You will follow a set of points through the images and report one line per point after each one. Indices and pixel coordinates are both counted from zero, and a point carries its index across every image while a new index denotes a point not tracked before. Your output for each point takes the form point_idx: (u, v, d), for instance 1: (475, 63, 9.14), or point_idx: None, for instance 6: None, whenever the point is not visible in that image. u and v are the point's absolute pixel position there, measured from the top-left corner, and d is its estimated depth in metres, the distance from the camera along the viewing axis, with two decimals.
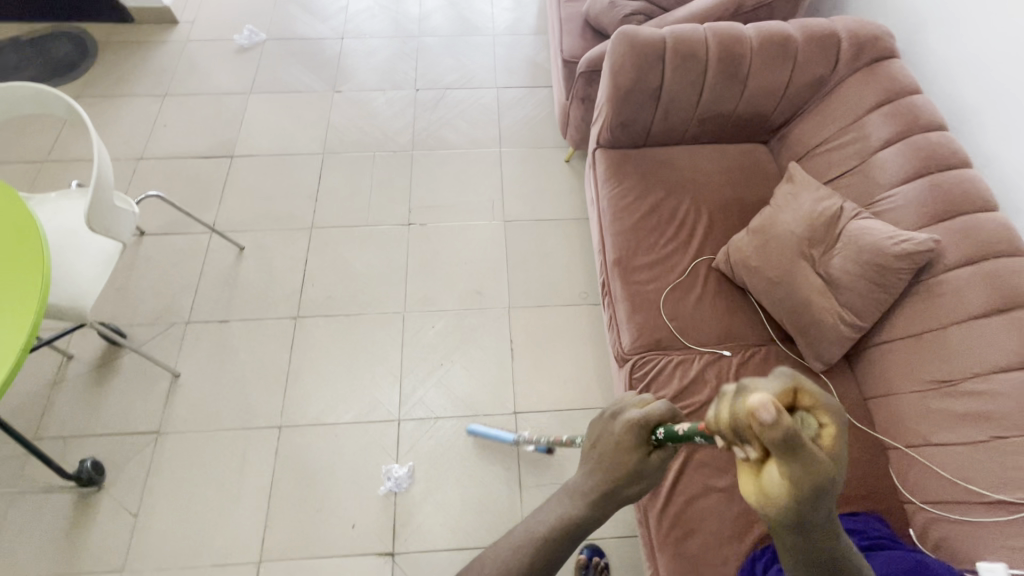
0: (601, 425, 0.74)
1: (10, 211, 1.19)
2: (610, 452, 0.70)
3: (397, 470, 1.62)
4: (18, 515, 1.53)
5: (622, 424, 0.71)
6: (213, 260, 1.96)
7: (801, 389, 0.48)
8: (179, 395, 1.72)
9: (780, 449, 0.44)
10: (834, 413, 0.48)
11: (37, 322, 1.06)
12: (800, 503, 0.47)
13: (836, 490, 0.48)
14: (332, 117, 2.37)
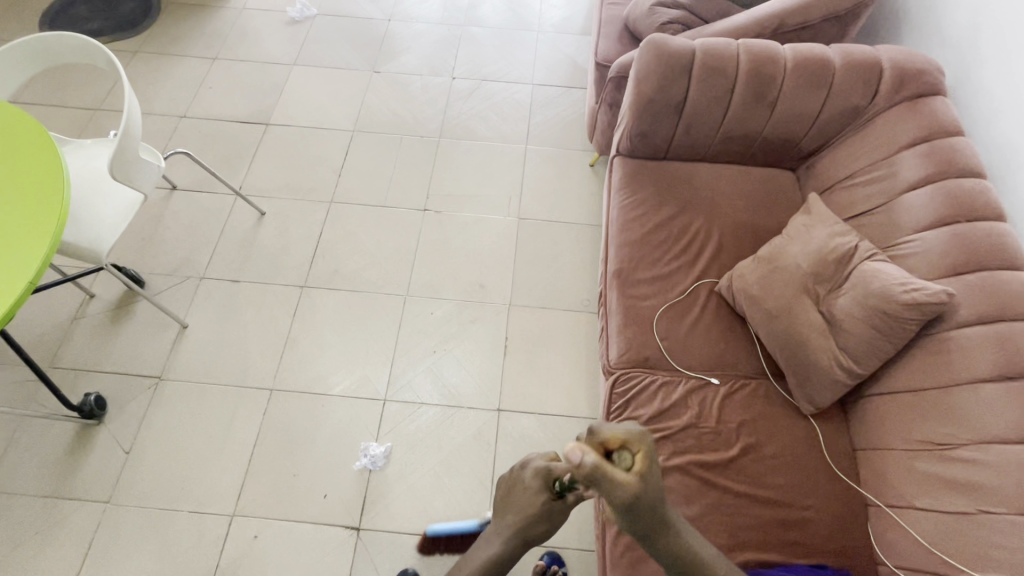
0: (516, 476, 0.95)
1: (41, 150, 1.27)
2: (522, 498, 0.92)
3: (374, 448, 1.65)
4: (24, 435, 1.64)
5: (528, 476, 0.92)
6: (234, 222, 2.04)
7: (613, 436, 0.70)
8: (184, 346, 1.80)
9: (591, 480, 0.68)
10: (639, 444, 0.69)
11: (47, 259, 1.14)
12: (629, 513, 0.70)
13: (655, 498, 0.70)
14: (368, 96, 2.41)
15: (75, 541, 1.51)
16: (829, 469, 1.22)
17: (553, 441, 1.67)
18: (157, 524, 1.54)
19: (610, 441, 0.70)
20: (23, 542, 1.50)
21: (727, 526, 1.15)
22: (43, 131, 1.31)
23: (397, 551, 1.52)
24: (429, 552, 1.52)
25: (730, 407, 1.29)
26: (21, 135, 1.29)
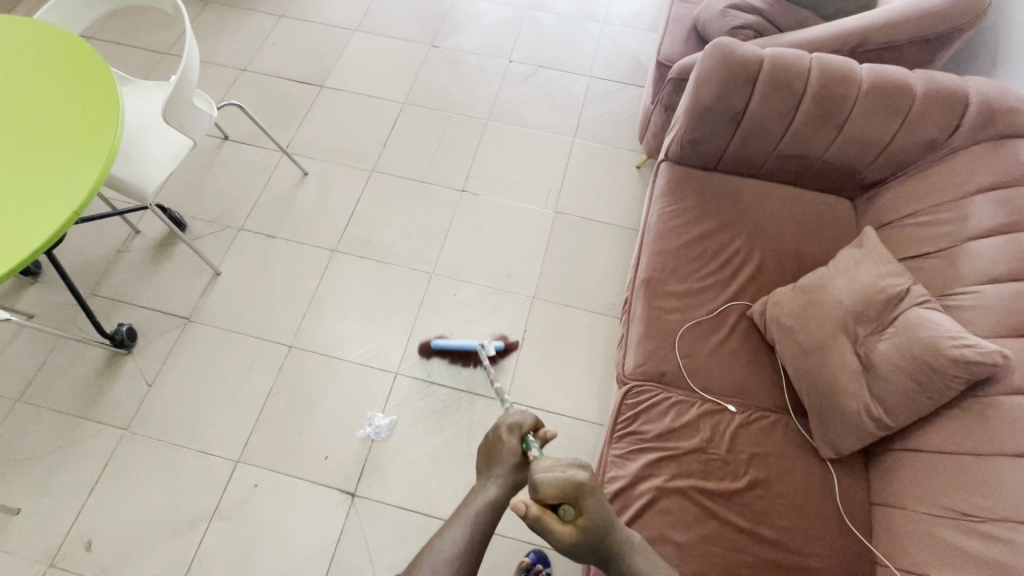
0: (492, 439, 1.08)
1: (97, 82, 1.32)
2: (502, 453, 1.05)
3: (379, 419, 1.67)
4: (60, 354, 1.73)
5: (504, 440, 1.06)
6: (278, 178, 2.08)
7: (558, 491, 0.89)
8: (215, 291, 1.86)
9: (537, 525, 0.88)
10: (580, 501, 0.88)
11: (93, 189, 1.19)
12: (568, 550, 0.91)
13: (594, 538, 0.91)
14: (423, 69, 2.41)
15: (93, 461, 1.60)
16: (840, 519, 1.15)
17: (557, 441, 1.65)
18: (168, 458, 1.61)
19: (553, 494, 0.89)
20: (47, 453, 1.60)
21: (720, 559, 1.11)
22: (101, 63, 1.35)
23: (387, 523, 1.54)
24: (418, 530, 1.53)
25: (743, 438, 1.24)
26: (81, 66, 1.34)
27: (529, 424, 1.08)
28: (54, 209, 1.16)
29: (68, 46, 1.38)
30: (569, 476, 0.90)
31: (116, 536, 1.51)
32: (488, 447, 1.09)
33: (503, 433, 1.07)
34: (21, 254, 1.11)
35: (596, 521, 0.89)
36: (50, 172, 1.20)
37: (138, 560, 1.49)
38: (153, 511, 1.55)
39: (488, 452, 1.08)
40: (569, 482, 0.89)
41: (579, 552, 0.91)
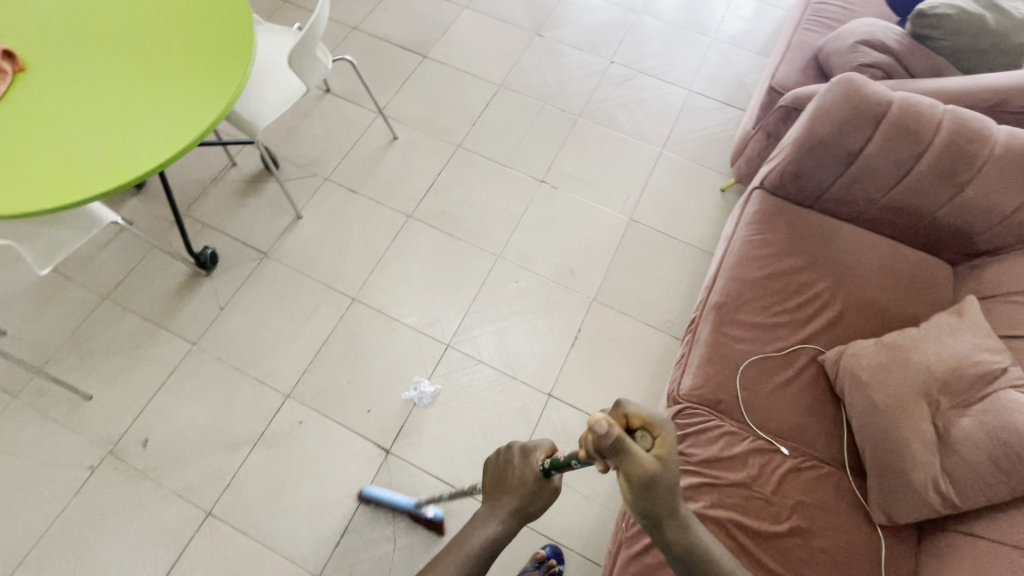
0: (501, 463, 0.96)
1: (235, 23, 1.39)
2: (511, 481, 0.92)
3: (425, 386, 1.72)
4: (148, 264, 1.86)
5: (518, 462, 0.93)
6: (368, 138, 2.15)
7: (633, 416, 0.80)
8: (294, 233, 1.95)
9: (616, 448, 0.75)
10: (660, 429, 0.79)
11: (211, 123, 1.27)
12: (639, 492, 0.78)
13: (666, 482, 0.78)
14: (524, 56, 2.42)
15: (160, 367, 1.71)
16: None
17: None
18: (226, 379, 1.71)
19: (635, 418, 0.80)
20: (123, 351, 1.73)
21: None
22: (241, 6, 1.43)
23: (415, 484, 1.58)
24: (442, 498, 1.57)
25: (791, 484, 1.20)
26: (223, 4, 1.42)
27: (545, 448, 0.96)
28: (175, 134, 1.24)
29: None
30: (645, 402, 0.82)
31: (169, 440, 1.62)
32: (496, 481, 0.93)
33: (520, 453, 0.94)
34: (140, 170, 1.20)
35: (675, 462, 0.79)
36: (178, 99, 1.28)
37: (187, 465, 1.59)
38: (205, 424, 1.65)
39: (494, 485, 0.93)
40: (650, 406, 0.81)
41: (655, 491, 0.78)
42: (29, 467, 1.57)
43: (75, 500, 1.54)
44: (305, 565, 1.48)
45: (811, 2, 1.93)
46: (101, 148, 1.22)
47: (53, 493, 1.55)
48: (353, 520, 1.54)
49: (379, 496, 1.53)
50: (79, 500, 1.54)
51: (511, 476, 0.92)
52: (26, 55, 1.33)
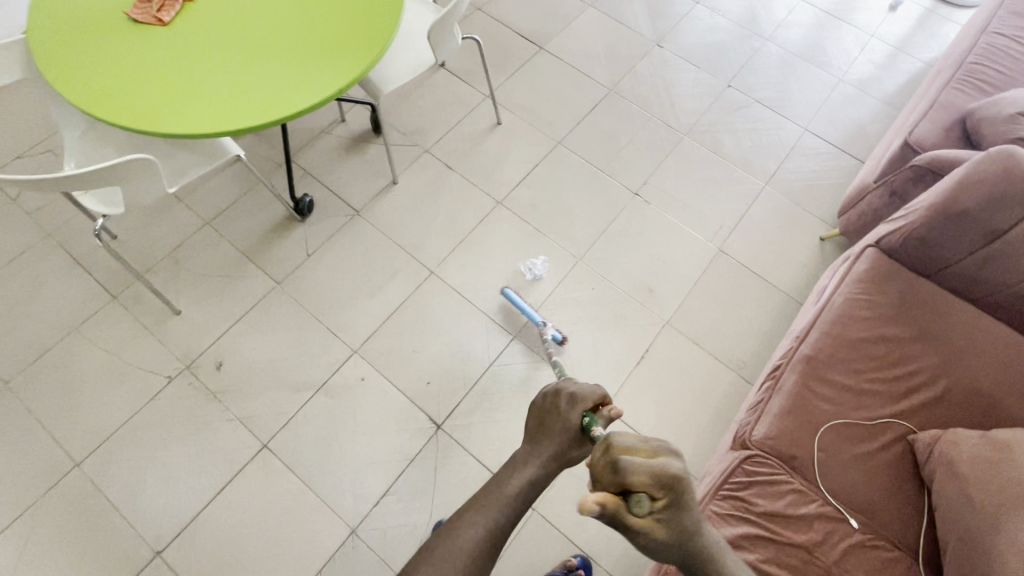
0: (543, 408, 0.90)
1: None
2: (555, 425, 0.86)
3: (538, 262, 1.89)
4: (249, 199, 1.95)
5: (561, 410, 0.88)
6: (473, 118, 2.17)
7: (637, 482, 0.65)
8: (387, 198, 2.00)
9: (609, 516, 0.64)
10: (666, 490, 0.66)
11: (346, 86, 1.30)
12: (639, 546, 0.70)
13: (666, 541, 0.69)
14: (639, 64, 2.38)
15: (245, 299, 1.80)
16: None
17: None
18: (301, 323, 1.78)
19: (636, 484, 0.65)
20: (214, 276, 1.83)
21: None
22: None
23: (459, 464, 1.61)
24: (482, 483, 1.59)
25: (855, 560, 1.15)
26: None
27: (593, 398, 0.89)
28: (310, 89, 1.28)
29: None
30: (655, 466, 0.65)
31: (240, 368, 1.71)
32: (536, 430, 0.88)
33: (562, 404, 0.89)
34: (276, 115, 1.25)
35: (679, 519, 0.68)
36: (321, 56, 1.33)
37: (252, 396, 1.67)
38: (276, 361, 1.73)
39: (534, 430, 0.88)
40: (657, 472, 0.65)
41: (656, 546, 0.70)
42: (116, 365, 1.69)
43: (150, 404, 1.65)
44: (343, 516, 1.54)
45: (964, 61, 1.80)
46: (243, 88, 1.28)
47: (132, 394, 1.66)
48: (395, 484, 1.58)
49: (519, 302, 1.79)
50: (154, 406, 1.65)
51: (549, 426, 0.87)
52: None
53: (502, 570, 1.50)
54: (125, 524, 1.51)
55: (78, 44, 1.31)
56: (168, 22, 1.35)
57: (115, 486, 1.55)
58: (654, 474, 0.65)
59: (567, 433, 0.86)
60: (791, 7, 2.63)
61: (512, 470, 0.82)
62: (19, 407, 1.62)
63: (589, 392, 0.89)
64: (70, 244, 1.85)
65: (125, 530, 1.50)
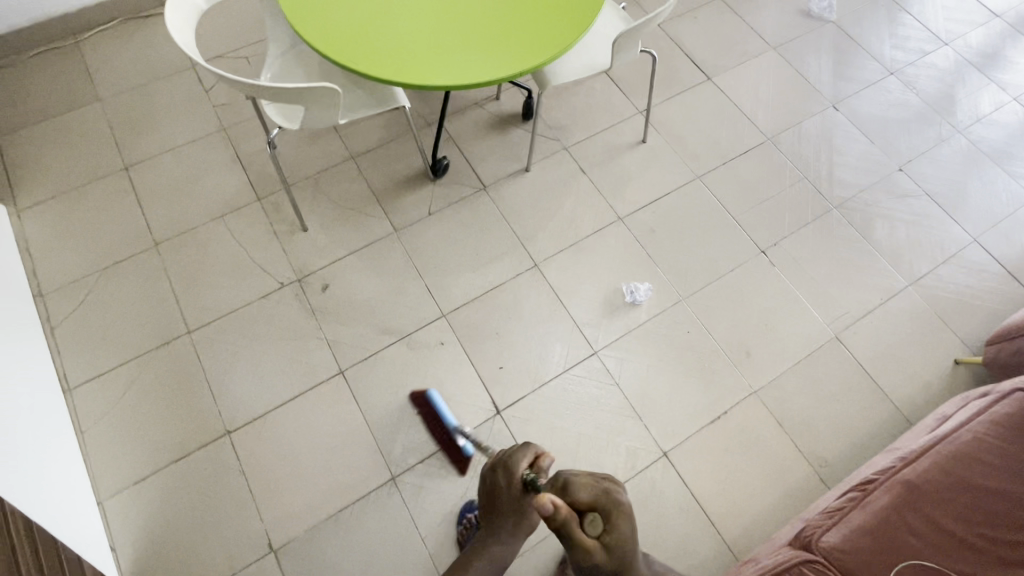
0: (489, 481, 1.05)
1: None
2: (501, 499, 1.03)
3: (641, 287, 1.87)
4: (394, 147, 2.07)
5: (503, 480, 1.03)
6: (620, 130, 2.16)
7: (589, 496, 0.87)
8: (515, 182, 2.04)
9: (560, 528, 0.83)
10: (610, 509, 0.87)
11: (527, 71, 1.36)
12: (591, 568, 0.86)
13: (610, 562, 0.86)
14: (806, 121, 2.24)
15: (363, 235, 1.93)
16: None
17: (681, 524, 1.57)
18: (404, 273, 1.88)
19: (584, 501, 0.87)
20: (344, 207, 1.97)
21: None
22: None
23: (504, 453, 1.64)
24: None
25: None
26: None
27: (528, 457, 1.03)
28: (493, 66, 1.35)
29: None
30: (594, 482, 0.88)
31: (341, 296, 1.83)
32: (491, 501, 1.05)
33: (502, 470, 1.03)
34: (456, 81, 1.33)
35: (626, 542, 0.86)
36: (513, 38, 1.39)
37: (344, 325, 1.79)
38: (373, 301, 1.83)
39: (489, 501, 1.05)
40: (597, 488, 0.88)
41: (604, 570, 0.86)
42: (242, 258, 1.88)
43: (259, 301, 1.81)
44: (389, 461, 1.62)
45: None
46: (437, 48, 1.37)
47: (247, 287, 1.83)
48: (442, 450, 1.64)
49: (434, 402, 1.67)
50: (261, 304, 1.81)
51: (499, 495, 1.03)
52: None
53: (515, 570, 1.51)
54: (209, 397, 1.68)
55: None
56: None
57: (211, 361, 1.73)
58: (595, 491, 0.88)
59: (515, 499, 1.02)
60: (1001, 103, 2.34)
61: (473, 557, 1.06)
62: (159, 268, 1.85)
63: (533, 450, 1.03)
64: (237, 142, 2.06)
65: (208, 402, 1.68)
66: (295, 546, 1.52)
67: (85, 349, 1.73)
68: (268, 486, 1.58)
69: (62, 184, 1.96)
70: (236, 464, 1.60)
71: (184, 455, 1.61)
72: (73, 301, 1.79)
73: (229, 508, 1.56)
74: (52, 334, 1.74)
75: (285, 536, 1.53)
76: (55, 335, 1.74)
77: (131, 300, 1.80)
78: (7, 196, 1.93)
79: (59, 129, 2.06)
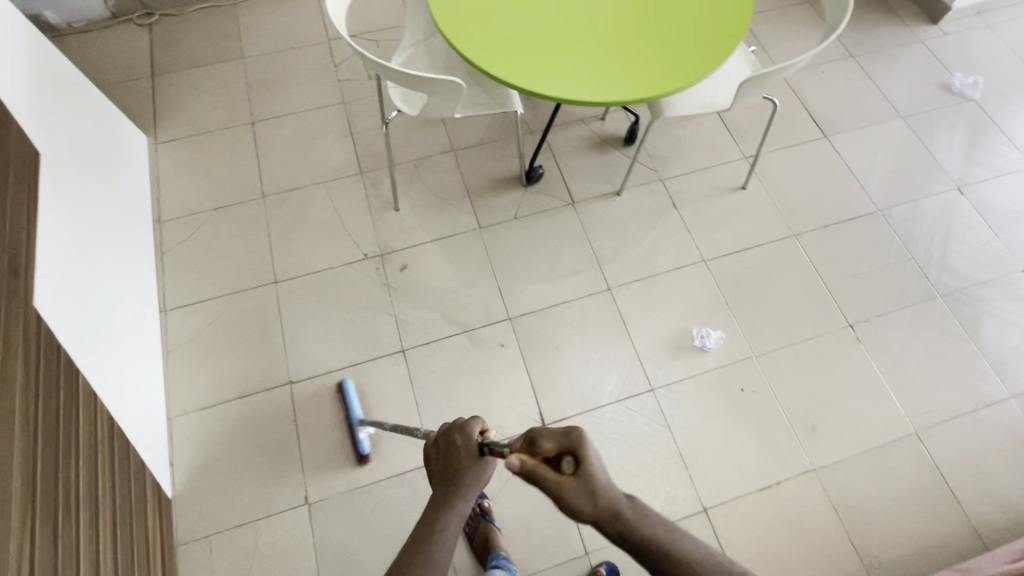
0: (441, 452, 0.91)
1: (715, 45, 1.43)
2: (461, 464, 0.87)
3: (713, 335, 1.81)
4: (493, 148, 2.13)
5: (458, 447, 0.89)
6: (721, 172, 2.11)
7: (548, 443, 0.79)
8: (605, 203, 2.04)
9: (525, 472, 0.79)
10: (575, 446, 0.78)
11: (619, 101, 1.35)
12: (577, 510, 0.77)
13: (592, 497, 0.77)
14: (925, 199, 2.10)
15: (449, 226, 1.99)
16: None
17: None
18: (480, 270, 1.92)
19: (551, 448, 0.79)
20: (436, 196, 2.04)
21: None
22: (737, 36, 1.44)
23: None
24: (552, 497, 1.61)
25: None
26: (726, 24, 1.46)
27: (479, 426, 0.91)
28: (614, 87, 1.37)
29: None
30: (561, 430, 0.80)
31: (416, 278, 1.90)
32: (441, 471, 0.89)
33: (456, 435, 0.91)
34: (574, 95, 1.35)
35: (597, 474, 0.77)
36: (621, 66, 1.40)
37: (413, 306, 1.85)
38: (444, 289, 1.88)
39: (442, 474, 0.88)
40: (561, 435, 0.79)
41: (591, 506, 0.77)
42: (335, 224, 1.99)
43: (341, 268, 1.91)
44: None
45: None
46: (544, 56, 1.41)
47: (334, 252, 1.94)
48: None
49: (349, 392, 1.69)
50: (343, 270, 1.91)
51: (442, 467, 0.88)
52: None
53: None
54: (280, 346, 1.79)
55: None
56: None
57: (289, 313, 1.84)
58: (559, 439, 0.79)
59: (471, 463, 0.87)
60: None
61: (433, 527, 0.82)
62: (262, 218, 1.99)
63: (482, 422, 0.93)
64: (352, 117, 2.20)
65: (279, 351, 1.78)
66: (327, 504, 1.59)
67: (186, 277, 1.89)
68: (315, 442, 1.66)
69: (197, 126, 2.16)
70: (291, 414, 1.69)
71: (248, 394, 1.72)
72: (184, 232, 1.96)
73: (277, 453, 1.65)
74: (161, 258, 1.91)
75: (321, 493, 1.60)
76: (163, 259, 1.91)
77: (232, 242, 1.95)
78: (149, 128, 2.15)
79: (204, 77, 2.27)
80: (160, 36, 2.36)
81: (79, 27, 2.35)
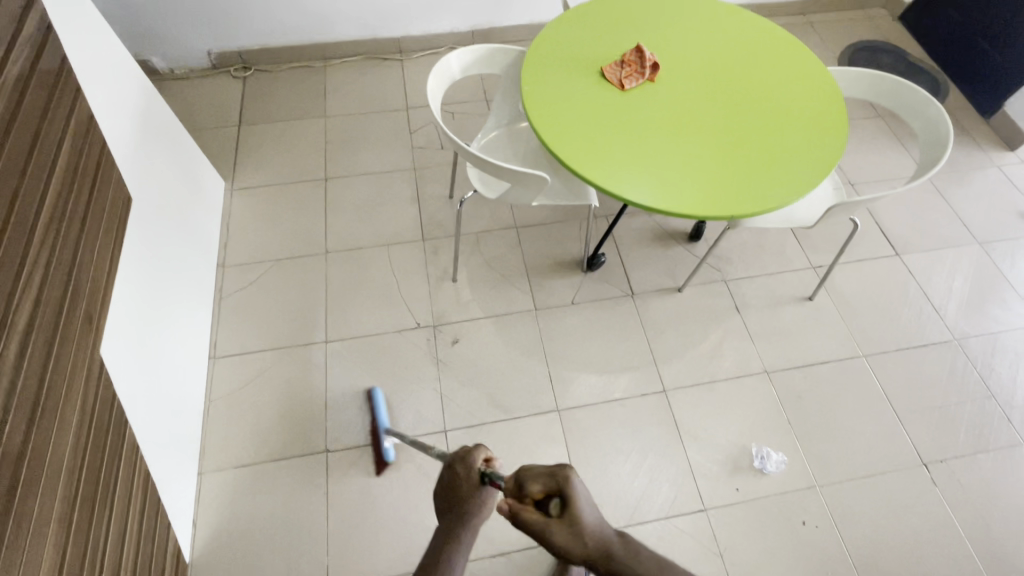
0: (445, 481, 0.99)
1: (796, 179, 1.40)
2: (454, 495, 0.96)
3: (774, 457, 1.69)
4: (557, 230, 2.13)
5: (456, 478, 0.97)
6: (788, 281, 2.05)
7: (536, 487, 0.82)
8: (666, 298, 1.99)
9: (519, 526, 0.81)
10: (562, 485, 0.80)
11: (652, 209, 1.34)
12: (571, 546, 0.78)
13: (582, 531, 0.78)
14: (1008, 333, 1.98)
15: (505, 303, 1.96)
16: None
17: None
18: (532, 353, 1.87)
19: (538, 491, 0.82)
20: (495, 272, 2.03)
21: None
22: (809, 179, 1.40)
23: None
24: None
25: None
26: (802, 164, 1.42)
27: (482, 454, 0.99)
28: (693, 201, 1.35)
29: (832, 120, 1.52)
30: (547, 471, 0.83)
31: (466, 354, 1.86)
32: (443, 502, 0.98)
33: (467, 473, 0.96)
34: (650, 203, 1.34)
35: (585, 511, 0.79)
36: (696, 180, 1.38)
37: (460, 383, 1.80)
38: (493, 369, 1.83)
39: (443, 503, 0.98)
40: (547, 477, 0.82)
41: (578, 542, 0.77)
42: (391, 288, 1.98)
43: (392, 334, 1.89)
44: None
45: None
46: (599, 145, 1.43)
47: (387, 318, 1.92)
48: (516, 551, 1.55)
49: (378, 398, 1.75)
50: (394, 336, 1.88)
51: (455, 499, 0.95)
52: (681, 68, 1.61)
53: None
54: (321, 409, 1.75)
55: (577, 43, 1.65)
56: (625, 89, 1.54)
57: (335, 376, 1.81)
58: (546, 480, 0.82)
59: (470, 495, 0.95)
60: None
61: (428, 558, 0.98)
62: (321, 274, 2.01)
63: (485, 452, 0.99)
64: (421, 184, 2.25)
65: (320, 414, 1.74)
66: None
67: (239, 325, 1.89)
68: (343, 520, 1.58)
69: (273, 177, 2.24)
70: (322, 485, 1.62)
71: (282, 458, 1.66)
72: (245, 280, 1.98)
73: (303, 527, 1.57)
74: (218, 303, 1.93)
75: None
76: (220, 304, 1.93)
77: (288, 294, 1.96)
78: (228, 174, 2.24)
79: (285, 131, 2.38)
80: (251, 89, 2.50)
81: (180, 74, 2.52)
